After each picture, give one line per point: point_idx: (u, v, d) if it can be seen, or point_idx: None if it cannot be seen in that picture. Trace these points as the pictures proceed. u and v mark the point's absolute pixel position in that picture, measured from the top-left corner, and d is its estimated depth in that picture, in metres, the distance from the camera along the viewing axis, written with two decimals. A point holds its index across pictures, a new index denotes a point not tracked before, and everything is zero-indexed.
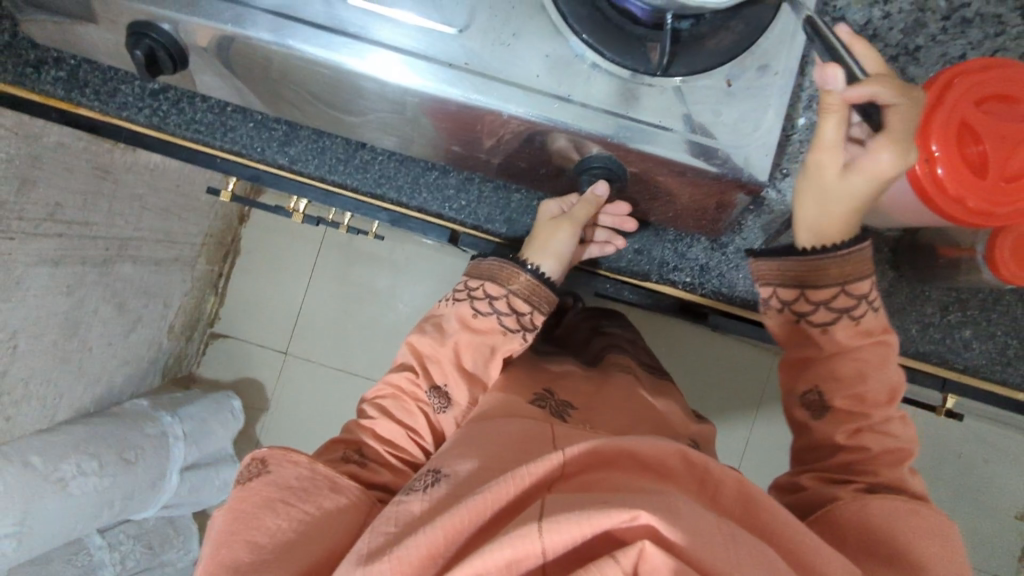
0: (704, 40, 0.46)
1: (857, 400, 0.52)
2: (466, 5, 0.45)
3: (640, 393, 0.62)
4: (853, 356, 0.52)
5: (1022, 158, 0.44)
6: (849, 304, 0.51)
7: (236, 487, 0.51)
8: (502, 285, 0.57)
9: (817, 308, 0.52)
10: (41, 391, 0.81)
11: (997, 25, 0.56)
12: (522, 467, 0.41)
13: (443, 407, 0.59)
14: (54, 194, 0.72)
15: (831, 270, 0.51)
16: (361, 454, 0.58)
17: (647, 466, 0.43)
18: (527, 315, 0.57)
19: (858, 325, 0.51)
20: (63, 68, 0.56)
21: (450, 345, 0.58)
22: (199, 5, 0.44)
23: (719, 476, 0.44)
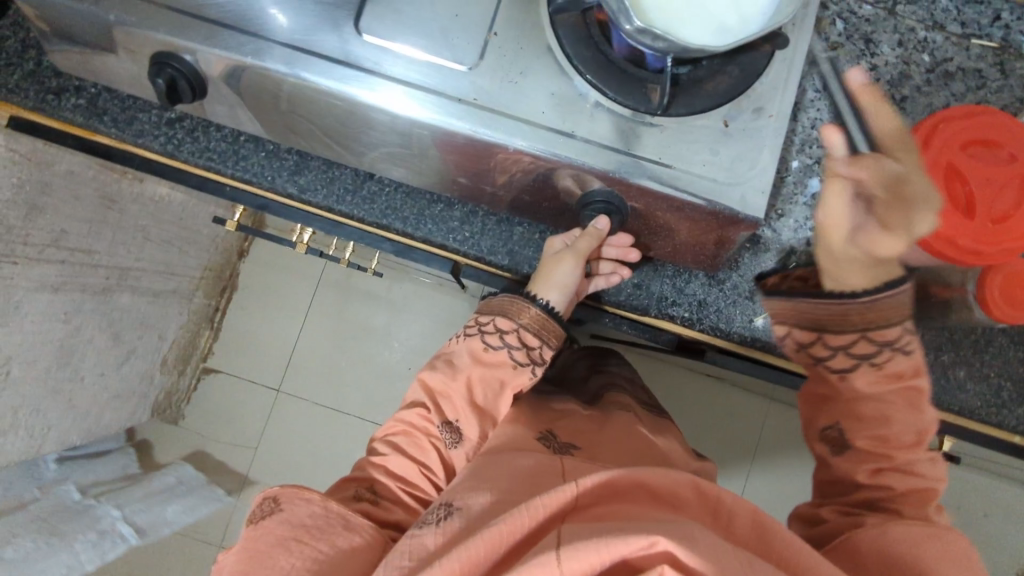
0: (703, 83, 0.48)
1: (878, 441, 0.53)
2: (476, 44, 0.47)
3: (643, 431, 0.62)
4: (877, 400, 0.53)
5: (1006, 200, 0.47)
6: (868, 351, 0.52)
7: (248, 528, 0.51)
8: (512, 318, 0.58)
9: (834, 354, 0.53)
10: (28, 420, 0.79)
11: (979, 78, 0.61)
12: (537, 498, 0.42)
13: (455, 443, 0.58)
14: (60, 220, 0.73)
15: (852, 316, 0.51)
16: (374, 491, 0.57)
17: (661, 497, 0.45)
18: (537, 350, 0.58)
19: (880, 371, 0.52)
20: (83, 96, 0.58)
21: (461, 379, 0.58)
22: (219, 38, 0.46)
23: (732, 504, 0.45)
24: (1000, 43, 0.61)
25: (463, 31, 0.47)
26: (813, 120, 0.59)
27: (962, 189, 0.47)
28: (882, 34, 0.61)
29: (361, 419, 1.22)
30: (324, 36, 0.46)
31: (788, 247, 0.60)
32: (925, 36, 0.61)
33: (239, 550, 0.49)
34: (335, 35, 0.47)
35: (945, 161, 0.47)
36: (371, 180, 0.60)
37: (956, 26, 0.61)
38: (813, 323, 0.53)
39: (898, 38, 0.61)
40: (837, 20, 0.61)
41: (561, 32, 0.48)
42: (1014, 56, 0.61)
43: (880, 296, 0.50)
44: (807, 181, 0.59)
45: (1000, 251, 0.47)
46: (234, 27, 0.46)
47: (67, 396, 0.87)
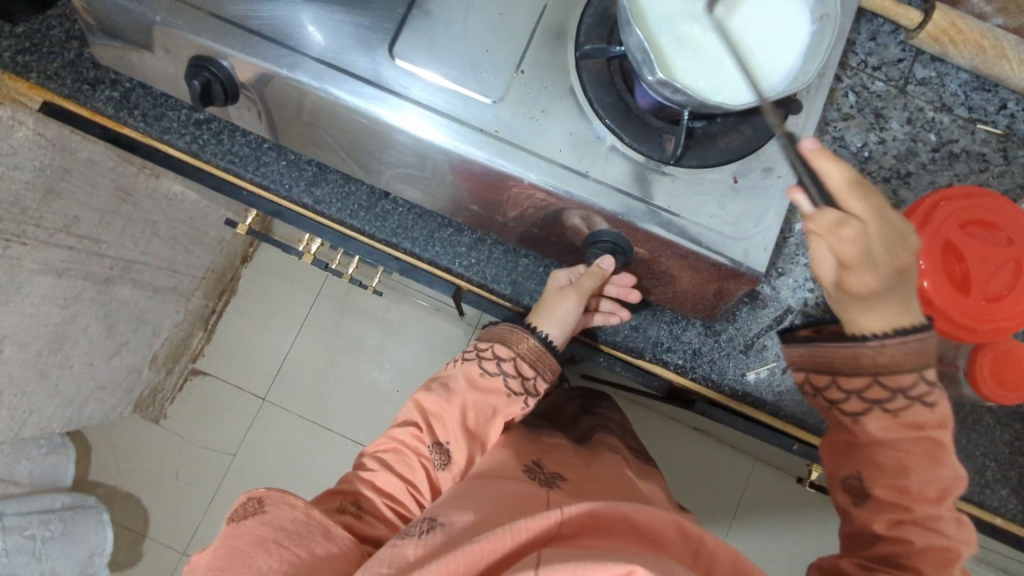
0: (716, 139, 0.50)
1: (901, 491, 0.48)
2: (503, 81, 0.49)
3: (628, 473, 0.62)
4: (896, 448, 0.48)
5: (1001, 281, 0.48)
6: (884, 396, 0.48)
7: (230, 524, 0.50)
8: (511, 347, 0.58)
9: (848, 397, 0.50)
10: (11, 402, 0.79)
11: (981, 162, 0.63)
12: (520, 521, 0.43)
13: (442, 464, 0.58)
14: (75, 207, 0.74)
15: (863, 359, 0.48)
16: (357, 505, 0.57)
17: (643, 533, 0.46)
18: (531, 381, 0.58)
19: (897, 418, 0.48)
20: (117, 89, 0.59)
21: (456, 404, 0.58)
22: (256, 47, 0.48)
23: (714, 548, 0.46)
24: (1005, 130, 0.64)
25: (491, 66, 0.49)
26: None
27: (959, 265, 0.49)
28: (893, 111, 0.63)
29: (343, 437, 1.21)
30: (356, 56, 0.48)
31: (788, 306, 0.60)
32: (933, 116, 0.64)
33: (217, 547, 0.49)
34: (367, 56, 0.49)
35: (944, 238, 0.49)
36: (385, 200, 0.61)
37: (964, 110, 0.64)
38: (827, 366, 0.51)
39: (907, 116, 0.63)
40: (850, 92, 0.63)
41: (585, 76, 0.50)
42: (1018, 144, 0.64)
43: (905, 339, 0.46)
44: None
45: (994, 329, 0.49)
46: (272, 39, 0.48)
47: (55, 381, 0.86)
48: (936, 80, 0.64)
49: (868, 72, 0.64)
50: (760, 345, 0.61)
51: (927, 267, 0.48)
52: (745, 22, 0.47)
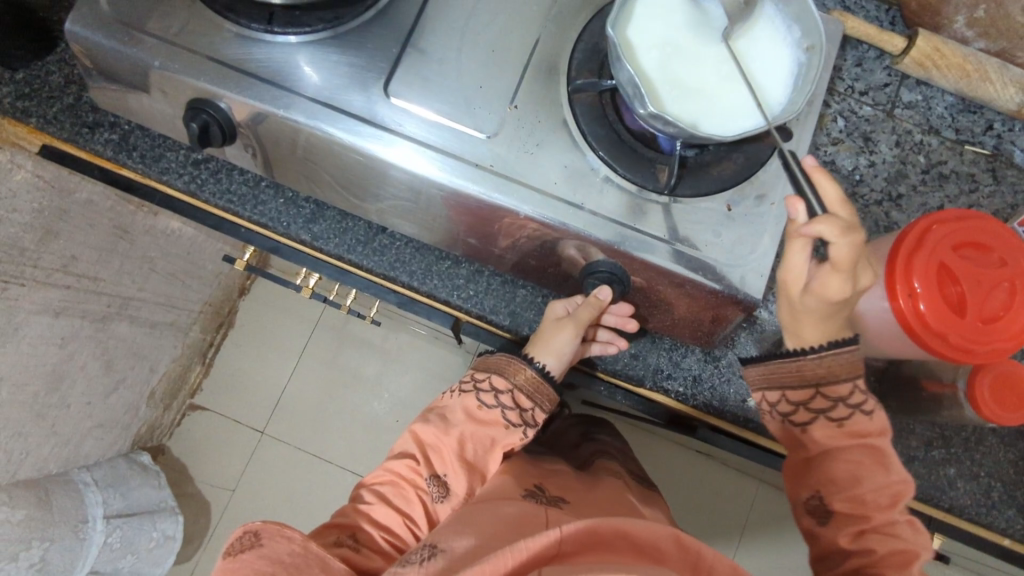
0: (708, 168, 0.51)
1: (857, 503, 0.50)
2: (498, 116, 0.50)
3: (631, 498, 0.62)
4: (847, 458, 0.50)
5: (996, 302, 0.49)
6: (826, 406, 0.51)
7: (225, 560, 0.50)
8: (508, 377, 0.58)
9: (795, 409, 0.52)
10: (8, 444, 0.78)
11: (971, 182, 0.64)
12: (520, 541, 0.43)
13: (441, 497, 0.57)
14: (72, 246, 0.74)
15: (806, 372, 0.51)
16: (354, 539, 0.56)
17: (640, 547, 0.45)
18: (529, 411, 0.58)
19: (842, 426, 0.50)
20: (116, 132, 0.60)
21: (454, 435, 0.57)
22: (250, 88, 0.49)
23: (713, 561, 0.45)
24: (992, 150, 0.65)
25: (485, 102, 0.50)
26: None
27: (953, 288, 0.49)
28: (881, 134, 0.64)
29: (343, 469, 1.20)
30: (352, 96, 0.49)
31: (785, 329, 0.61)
32: (921, 138, 0.65)
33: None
34: (363, 95, 0.49)
35: (937, 263, 0.49)
36: (383, 234, 0.61)
37: (951, 131, 0.65)
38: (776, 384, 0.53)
39: (896, 139, 0.64)
40: (838, 117, 0.64)
41: (578, 110, 0.51)
42: (1006, 164, 0.65)
43: (833, 350, 0.50)
44: None
45: (990, 351, 0.49)
46: (269, 81, 0.49)
47: (50, 422, 0.85)
48: (923, 104, 0.65)
49: (855, 97, 0.65)
50: None
51: (923, 290, 0.49)
52: (753, 52, 0.48)
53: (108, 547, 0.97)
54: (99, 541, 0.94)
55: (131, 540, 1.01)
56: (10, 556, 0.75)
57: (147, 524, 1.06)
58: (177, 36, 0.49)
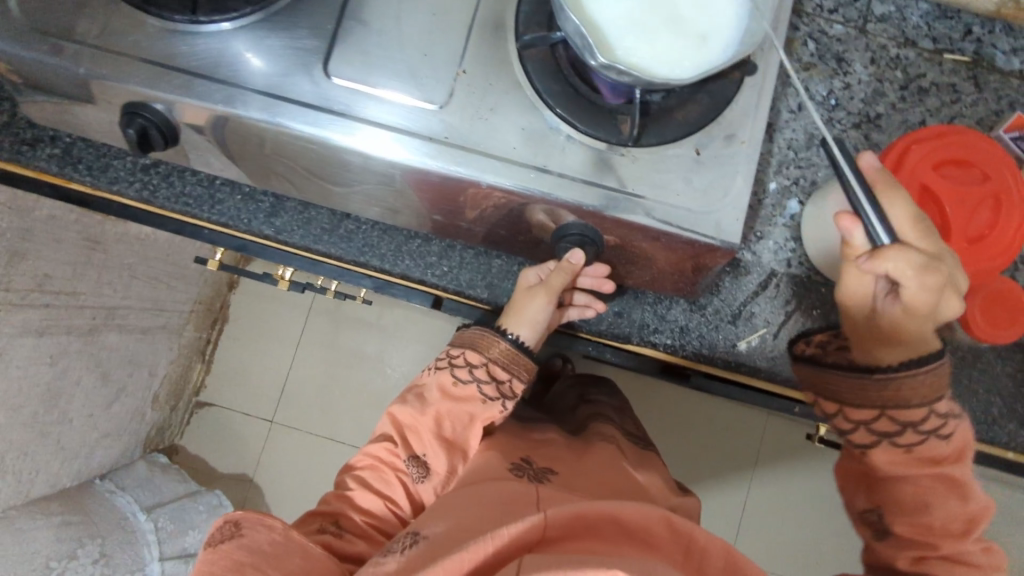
0: (673, 112, 0.49)
1: (921, 528, 0.51)
2: (445, 85, 0.48)
3: (622, 463, 0.62)
4: (916, 483, 0.51)
5: (982, 219, 0.47)
6: (891, 430, 0.51)
7: (205, 550, 0.50)
8: (480, 352, 0.57)
9: (854, 428, 0.53)
10: (15, 467, 0.78)
11: (952, 92, 0.61)
12: (501, 527, 0.44)
13: (421, 477, 0.58)
14: (43, 264, 0.73)
15: (871, 390, 0.51)
16: (338, 525, 0.57)
17: (630, 533, 0.46)
18: (506, 383, 0.57)
19: (909, 452, 0.51)
20: (57, 146, 0.58)
21: (430, 415, 0.58)
22: (191, 87, 0.46)
23: (704, 542, 0.46)
24: (972, 56, 0.62)
25: (432, 71, 0.48)
26: (789, 141, 0.60)
27: (937, 209, 0.47)
28: (855, 53, 0.62)
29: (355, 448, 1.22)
30: (299, 83, 0.47)
31: (770, 269, 0.60)
32: (897, 52, 0.62)
33: (196, 573, 0.49)
34: (310, 81, 0.47)
35: (918, 184, 0.47)
36: (348, 220, 0.60)
37: (928, 41, 0.62)
38: (834, 397, 0.54)
39: (870, 56, 0.62)
40: (808, 40, 0.61)
41: (530, 67, 0.48)
42: (987, 69, 0.62)
43: (920, 369, 0.49)
44: (785, 203, 0.60)
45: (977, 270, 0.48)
46: (205, 76, 0.47)
47: (54, 439, 0.86)
48: (897, 15, 0.62)
49: (825, 16, 0.62)
50: (748, 313, 0.60)
51: None
52: None
53: (162, 531, 1.01)
54: (151, 529, 1.00)
55: (183, 520, 1.04)
56: (68, 554, 0.84)
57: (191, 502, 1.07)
58: (101, 39, 0.46)
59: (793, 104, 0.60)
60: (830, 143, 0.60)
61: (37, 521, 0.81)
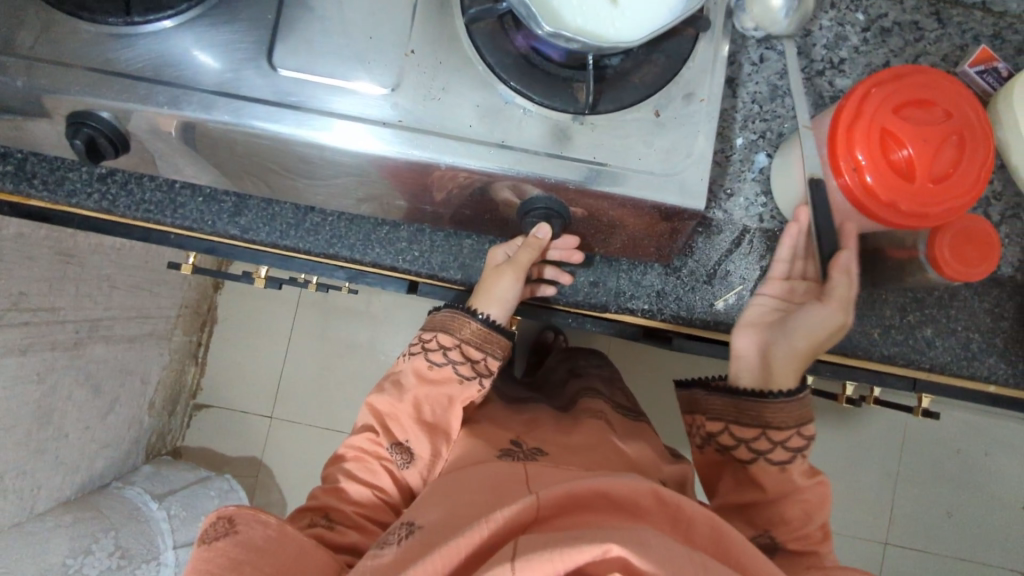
0: (629, 76, 0.48)
1: (803, 541, 0.54)
2: (394, 67, 0.47)
3: (609, 437, 0.62)
4: (801, 499, 0.54)
5: (944, 158, 0.46)
6: (802, 446, 0.53)
7: (202, 547, 0.50)
8: (452, 334, 0.57)
9: (774, 448, 0.53)
10: (15, 484, 0.79)
11: (915, 31, 0.60)
12: (495, 511, 0.44)
13: (405, 462, 0.60)
14: (17, 283, 0.73)
15: (793, 412, 0.52)
16: (327, 518, 0.59)
17: (619, 506, 0.45)
18: (481, 362, 0.58)
19: (805, 466, 0.54)
20: (9, 162, 0.57)
21: (408, 401, 0.59)
22: (136, 90, 0.45)
23: (692, 513, 0.45)
24: None
25: (378, 53, 0.47)
26: (753, 95, 0.60)
27: (901, 151, 0.46)
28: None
29: None
30: (248, 78, 0.46)
31: (743, 226, 0.59)
32: None
33: (193, 570, 0.49)
34: (260, 75, 0.46)
35: (879, 126, 0.46)
36: (313, 212, 0.59)
37: None
38: (755, 421, 0.53)
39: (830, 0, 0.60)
40: None
41: (479, 41, 0.47)
42: (948, 4, 0.61)
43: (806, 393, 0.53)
44: (753, 157, 0.59)
45: (945, 210, 0.47)
46: (149, 78, 0.46)
47: (53, 453, 0.86)
48: None
49: None
50: (723, 271, 0.60)
51: (867, 161, 0.47)
52: None
53: (176, 518, 1.00)
54: (163, 517, 0.98)
55: (195, 505, 1.03)
56: (83, 550, 0.84)
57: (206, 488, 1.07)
58: (38, 49, 0.45)
59: (754, 55, 0.60)
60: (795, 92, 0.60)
61: (50, 530, 0.82)
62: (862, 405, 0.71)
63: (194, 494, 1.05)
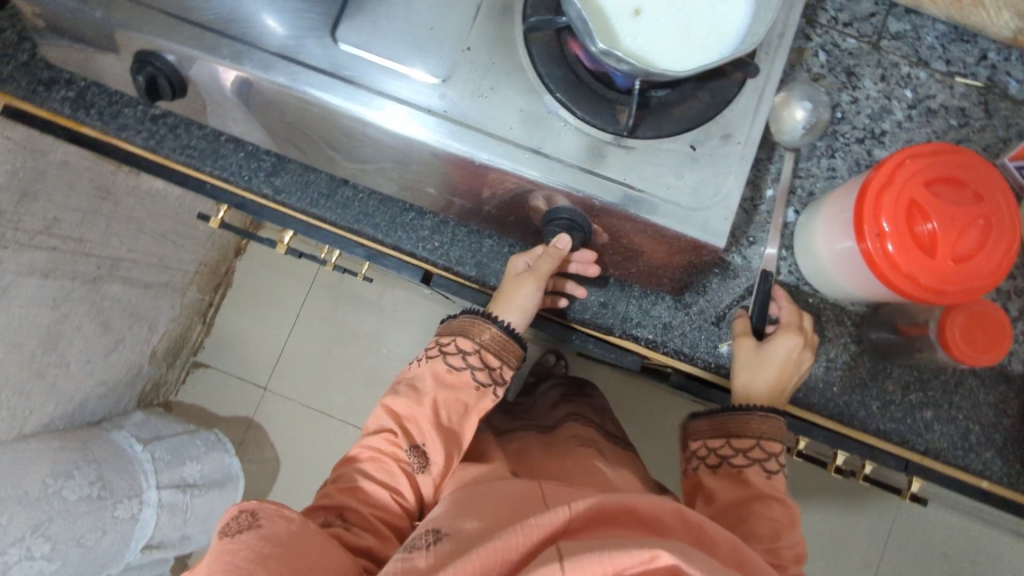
0: (672, 108, 0.49)
1: (773, 555, 0.51)
2: (449, 60, 0.49)
3: (598, 465, 0.63)
4: (768, 515, 0.52)
5: (968, 241, 0.46)
6: (763, 457, 0.54)
7: (224, 540, 0.50)
8: (472, 338, 0.58)
9: (737, 454, 0.54)
10: (11, 402, 0.80)
11: (960, 116, 0.61)
12: (531, 517, 0.44)
13: (422, 467, 0.59)
14: (54, 208, 0.76)
15: (752, 423, 0.53)
16: (344, 519, 0.57)
17: (645, 523, 0.46)
18: (498, 369, 0.58)
19: (770, 479, 0.54)
20: (72, 89, 0.61)
21: (426, 403, 0.58)
22: (202, 39, 0.48)
23: (714, 534, 0.46)
24: (985, 82, 0.62)
25: (437, 45, 0.49)
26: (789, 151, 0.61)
27: (926, 225, 0.47)
28: (866, 68, 0.62)
29: (345, 423, 1.23)
30: (310, 46, 0.48)
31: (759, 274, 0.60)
32: (909, 71, 0.62)
33: (213, 563, 0.49)
34: (320, 45, 0.48)
35: (907, 199, 0.47)
36: (346, 186, 0.61)
37: (941, 62, 0.62)
38: (722, 430, 0.55)
39: (881, 73, 0.62)
40: (820, 52, 0.62)
41: (534, 51, 0.49)
42: (998, 96, 0.62)
43: (766, 412, 0.53)
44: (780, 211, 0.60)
45: (962, 290, 0.47)
46: (218, 31, 0.48)
47: (51, 380, 0.88)
48: (912, 33, 0.62)
49: (839, 29, 0.62)
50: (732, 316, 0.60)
51: (891, 229, 0.47)
52: None
53: (159, 461, 1.01)
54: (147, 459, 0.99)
55: (180, 452, 1.05)
56: (64, 473, 0.84)
57: (189, 441, 1.09)
58: None
59: None
60: (832, 155, 0.61)
61: (35, 452, 0.82)
62: (851, 478, 0.70)
63: (179, 441, 1.07)
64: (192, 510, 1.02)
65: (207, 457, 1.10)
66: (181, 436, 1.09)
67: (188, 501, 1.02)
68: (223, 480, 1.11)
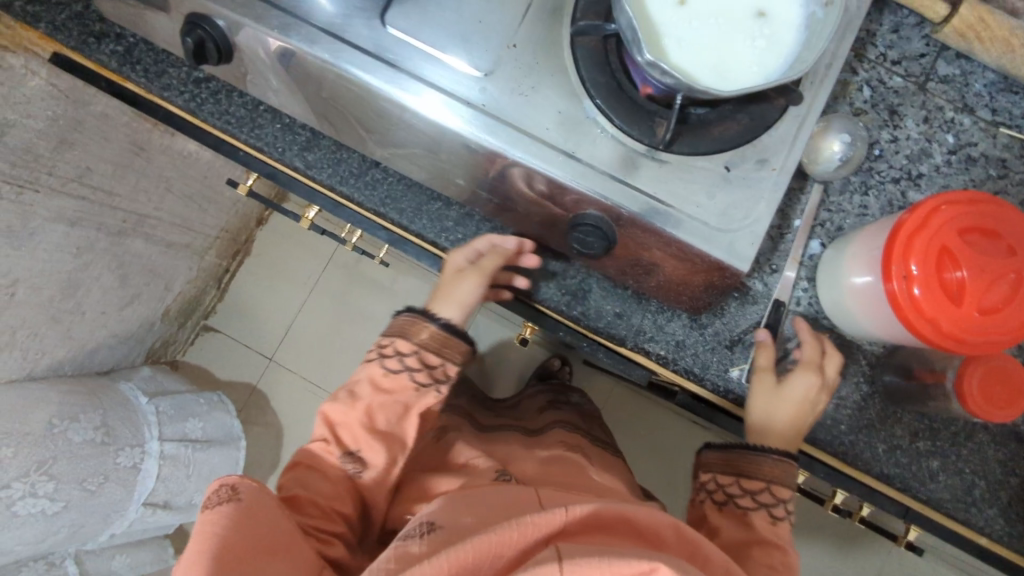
0: (710, 126, 0.49)
1: None
2: (493, 54, 0.49)
3: (586, 475, 0.63)
4: (766, 559, 0.55)
5: (998, 293, 0.46)
6: (769, 501, 0.56)
7: (203, 511, 0.49)
8: (410, 340, 0.59)
9: (743, 494, 0.57)
10: (24, 342, 0.82)
11: (1000, 167, 0.60)
12: (528, 515, 0.44)
13: (358, 471, 0.58)
14: (87, 157, 0.78)
15: (763, 467, 0.56)
16: None
17: (642, 534, 0.47)
18: (438, 369, 0.59)
19: (773, 523, 0.56)
20: (121, 43, 0.61)
21: (359, 406, 0.59)
22: (251, 8, 0.48)
23: (710, 551, 0.47)
24: None
25: (484, 39, 0.49)
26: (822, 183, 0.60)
27: (954, 273, 0.46)
28: (909, 108, 0.61)
29: None
30: (357, 26, 0.48)
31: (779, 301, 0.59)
32: (953, 116, 0.61)
33: (193, 532, 0.48)
34: (366, 25, 0.48)
35: (938, 245, 0.46)
36: (376, 168, 0.61)
37: (987, 111, 0.61)
38: (733, 468, 0.58)
39: (924, 114, 0.61)
40: (864, 87, 0.61)
41: (579, 55, 0.49)
42: None
43: (779, 457, 0.55)
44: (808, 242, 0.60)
45: (983, 342, 0.46)
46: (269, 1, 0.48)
47: (65, 325, 0.89)
48: (960, 79, 0.61)
49: (886, 66, 0.61)
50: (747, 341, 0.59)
51: (919, 273, 0.47)
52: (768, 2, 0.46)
53: (163, 415, 1.02)
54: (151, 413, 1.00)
55: (183, 407, 1.06)
56: (70, 416, 0.85)
57: (193, 398, 1.10)
58: None
59: None
60: (865, 192, 0.60)
61: (42, 394, 0.83)
62: (846, 519, 0.69)
63: (184, 399, 1.09)
64: (195, 464, 1.03)
65: (211, 415, 1.10)
66: (185, 394, 1.10)
67: (190, 454, 1.02)
68: (226, 441, 1.11)
